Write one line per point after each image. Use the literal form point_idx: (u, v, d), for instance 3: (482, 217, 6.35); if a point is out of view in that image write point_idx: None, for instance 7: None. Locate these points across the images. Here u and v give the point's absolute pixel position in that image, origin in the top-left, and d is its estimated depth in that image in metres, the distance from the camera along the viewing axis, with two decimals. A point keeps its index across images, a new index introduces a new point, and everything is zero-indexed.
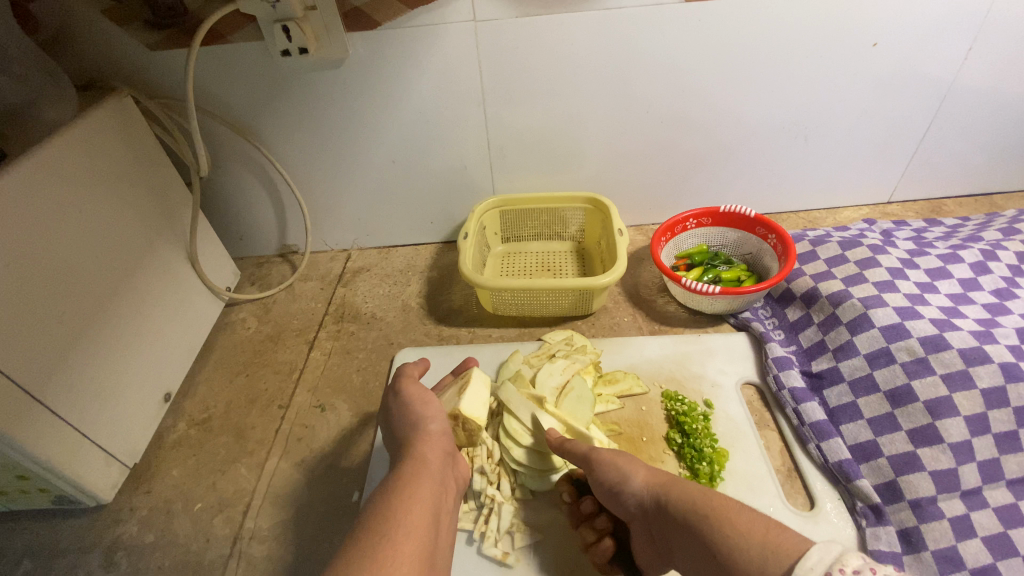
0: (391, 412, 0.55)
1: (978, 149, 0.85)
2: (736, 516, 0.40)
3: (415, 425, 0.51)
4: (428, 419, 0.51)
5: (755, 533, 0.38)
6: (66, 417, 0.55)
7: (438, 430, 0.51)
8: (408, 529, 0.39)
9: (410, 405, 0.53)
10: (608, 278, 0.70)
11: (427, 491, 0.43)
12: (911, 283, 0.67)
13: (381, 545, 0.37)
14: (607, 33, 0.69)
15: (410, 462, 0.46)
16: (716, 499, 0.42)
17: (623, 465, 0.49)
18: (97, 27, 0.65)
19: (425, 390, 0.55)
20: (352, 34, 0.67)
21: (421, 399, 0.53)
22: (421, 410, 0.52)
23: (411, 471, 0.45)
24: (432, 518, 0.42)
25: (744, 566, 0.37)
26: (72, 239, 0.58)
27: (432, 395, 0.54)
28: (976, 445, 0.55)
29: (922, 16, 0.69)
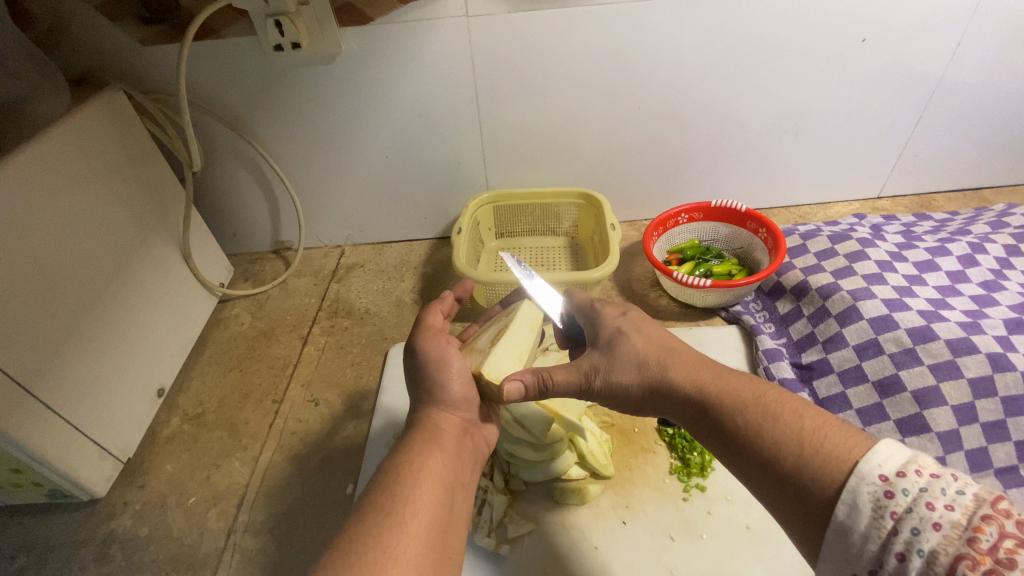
0: (410, 369, 0.52)
1: (967, 144, 0.86)
2: (775, 423, 0.35)
3: (434, 392, 0.49)
4: (449, 384, 0.49)
5: (797, 444, 0.34)
6: (61, 411, 0.55)
7: (460, 395, 0.49)
8: (415, 507, 0.39)
9: (428, 366, 0.50)
10: (601, 271, 0.70)
11: (438, 467, 0.42)
12: (899, 275, 0.68)
13: (386, 524, 0.37)
14: (599, 29, 0.70)
15: (423, 435, 0.45)
16: (747, 404, 0.37)
17: (629, 375, 0.44)
18: (90, 22, 0.65)
19: (446, 347, 0.51)
20: (345, 29, 0.67)
21: (439, 358, 0.50)
22: (440, 374, 0.49)
23: (423, 445, 0.44)
24: (445, 492, 0.41)
25: (788, 468, 0.33)
26: (66, 234, 0.58)
27: (454, 353, 0.51)
28: (964, 434, 0.56)
29: (910, 12, 0.70)
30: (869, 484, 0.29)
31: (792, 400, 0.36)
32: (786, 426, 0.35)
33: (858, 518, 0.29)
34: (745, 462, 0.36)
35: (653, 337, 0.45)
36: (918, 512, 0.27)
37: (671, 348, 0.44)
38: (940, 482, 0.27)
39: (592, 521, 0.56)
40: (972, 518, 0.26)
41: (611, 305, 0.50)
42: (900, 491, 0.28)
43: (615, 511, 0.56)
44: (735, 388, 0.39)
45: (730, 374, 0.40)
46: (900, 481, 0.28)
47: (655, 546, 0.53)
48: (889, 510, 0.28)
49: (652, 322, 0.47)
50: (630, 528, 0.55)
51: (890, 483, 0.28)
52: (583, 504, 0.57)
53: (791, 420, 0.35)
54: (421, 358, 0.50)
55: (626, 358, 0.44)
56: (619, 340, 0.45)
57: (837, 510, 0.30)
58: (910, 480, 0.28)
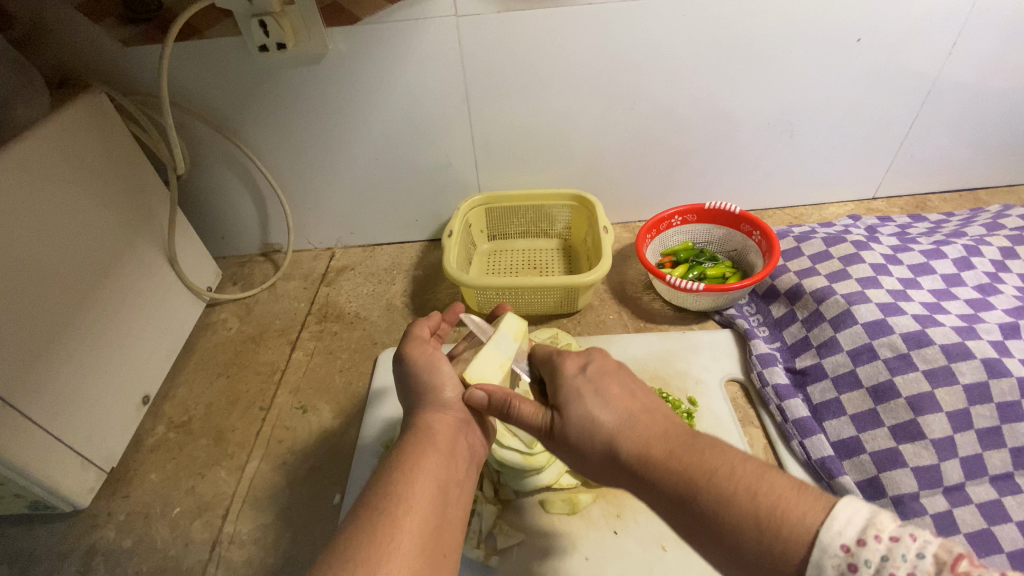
0: (402, 378, 0.51)
1: (963, 144, 0.85)
2: (731, 505, 0.33)
3: (426, 394, 0.48)
4: (442, 386, 0.48)
5: (756, 528, 0.32)
6: (41, 422, 0.54)
7: (453, 398, 0.48)
8: (409, 507, 0.38)
9: (419, 372, 0.49)
10: (593, 276, 0.69)
11: (431, 467, 0.42)
12: (894, 279, 0.67)
13: (379, 525, 0.37)
14: (591, 29, 0.69)
15: (417, 435, 0.45)
16: (702, 482, 0.35)
17: (585, 440, 0.41)
18: (69, 23, 0.63)
19: (432, 353, 0.50)
20: (332, 29, 0.66)
21: (428, 364, 0.49)
22: (432, 378, 0.48)
23: (416, 446, 0.43)
24: (438, 493, 0.40)
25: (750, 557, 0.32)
26: (45, 240, 0.56)
27: (442, 358, 0.50)
28: (959, 441, 0.55)
29: (906, 12, 0.69)
30: (832, 556, 0.28)
31: (748, 474, 0.34)
32: (742, 509, 0.33)
33: None
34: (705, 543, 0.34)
35: (610, 398, 0.41)
36: None
37: (628, 411, 0.41)
38: (900, 546, 0.27)
39: (582, 530, 0.55)
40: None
41: (572, 356, 0.46)
42: (862, 563, 0.27)
43: (606, 520, 0.56)
44: (690, 461, 0.36)
45: (688, 445, 0.37)
46: (862, 550, 0.28)
47: (646, 558, 0.53)
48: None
49: (612, 376, 0.43)
50: (621, 538, 0.54)
51: (852, 553, 0.28)
52: (574, 513, 0.56)
53: (747, 497, 0.33)
54: (410, 365, 0.50)
55: (580, 423, 0.41)
56: (574, 404, 0.42)
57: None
58: (871, 549, 0.27)
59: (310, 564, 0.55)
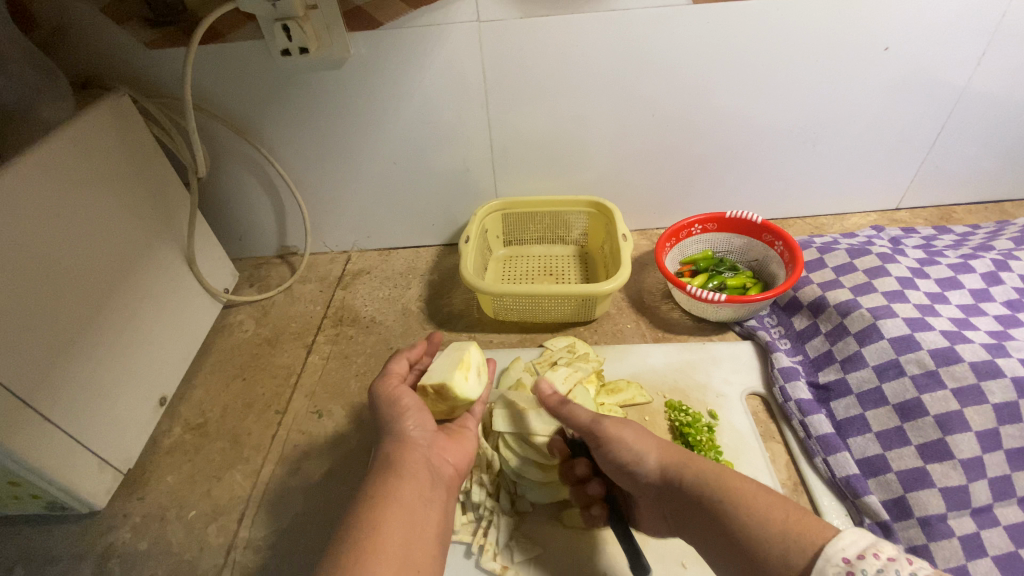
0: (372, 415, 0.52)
1: (989, 155, 0.84)
2: (758, 503, 0.41)
3: (390, 424, 0.49)
4: (402, 416, 0.49)
5: (778, 523, 0.39)
6: (59, 424, 0.54)
7: (415, 423, 0.49)
8: (373, 535, 0.39)
9: (382, 405, 0.51)
10: (612, 285, 0.68)
11: (394, 493, 0.43)
12: (921, 293, 0.66)
13: (344, 558, 0.38)
14: (613, 34, 0.68)
15: (383, 464, 0.46)
16: (734, 481, 0.43)
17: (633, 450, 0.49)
18: (95, 25, 0.64)
19: (396, 388, 0.51)
20: (354, 34, 0.65)
21: (392, 398, 0.51)
22: (393, 410, 0.50)
23: (379, 477, 0.44)
24: (404, 519, 0.41)
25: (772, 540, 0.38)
26: (67, 241, 0.57)
27: (405, 390, 0.51)
28: (987, 462, 0.54)
29: (935, 19, 0.67)
30: (835, 565, 0.35)
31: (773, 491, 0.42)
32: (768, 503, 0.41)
33: None
34: (733, 547, 0.41)
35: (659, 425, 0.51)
36: None
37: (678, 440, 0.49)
38: (896, 565, 0.34)
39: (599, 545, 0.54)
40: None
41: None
42: (860, 572, 0.34)
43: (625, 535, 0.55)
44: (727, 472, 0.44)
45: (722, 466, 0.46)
46: (860, 563, 0.34)
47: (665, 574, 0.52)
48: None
49: None
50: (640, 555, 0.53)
51: (852, 565, 0.34)
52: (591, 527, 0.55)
53: (773, 500, 0.41)
54: (376, 401, 0.51)
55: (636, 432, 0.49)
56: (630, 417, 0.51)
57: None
58: (869, 562, 0.34)
59: None
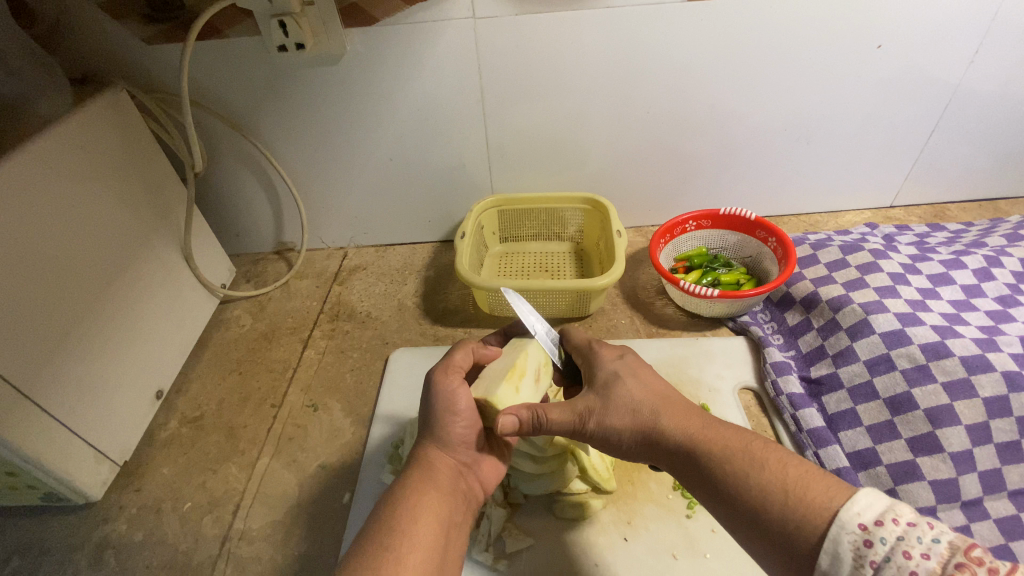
0: (422, 405, 0.50)
1: (983, 153, 0.84)
2: (760, 472, 0.36)
3: (436, 428, 0.48)
4: (452, 422, 0.47)
5: (782, 493, 0.35)
6: (56, 415, 0.55)
7: (465, 435, 0.48)
8: (413, 543, 0.39)
9: (437, 403, 0.48)
10: (607, 279, 0.69)
11: (434, 505, 0.43)
12: (912, 288, 0.66)
13: (384, 561, 0.37)
14: (608, 31, 0.68)
15: (421, 472, 0.45)
16: (733, 451, 0.38)
17: (621, 424, 0.43)
18: (94, 21, 0.64)
19: (457, 384, 0.48)
20: (351, 30, 0.66)
21: (449, 400, 0.48)
22: (446, 414, 0.47)
23: (418, 485, 0.44)
24: (440, 533, 0.41)
25: (777, 518, 0.34)
26: (65, 234, 0.57)
27: (464, 391, 0.48)
28: (978, 455, 0.54)
29: (928, 18, 0.68)
30: (850, 533, 0.31)
31: (775, 450, 0.38)
32: (771, 476, 0.36)
33: (840, 566, 0.31)
34: (733, 517, 0.37)
35: (648, 383, 0.45)
36: (896, 561, 0.29)
37: (666, 396, 0.44)
38: (916, 531, 0.29)
39: (591, 537, 0.55)
40: (947, 567, 0.27)
41: (610, 348, 0.49)
42: (878, 540, 0.30)
43: (616, 527, 0.55)
44: (725, 437, 0.39)
45: (721, 427, 0.41)
46: (878, 529, 0.30)
47: (657, 565, 0.52)
48: (868, 560, 0.29)
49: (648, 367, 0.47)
50: (632, 546, 0.54)
51: (869, 532, 0.30)
52: (584, 519, 0.56)
53: (775, 467, 0.36)
54: (434, 395, 0.48)
55: (622, 402, 0.44)
56: (616, 383, 0.45)
57: (821, 559, 0.32)
58: (887, 530, 0.30)
59: (319, 563, 0.55)
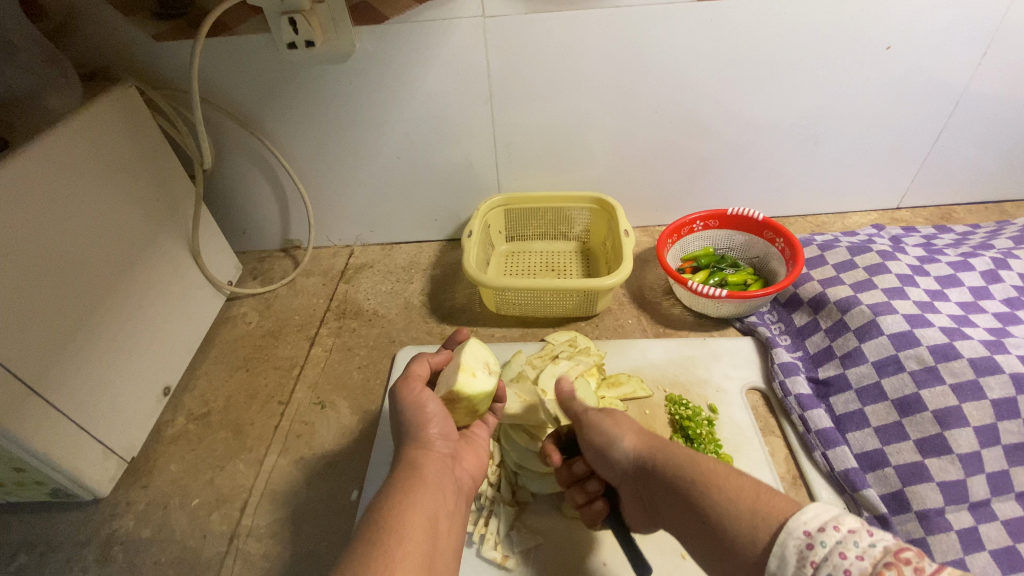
0: (393, 414, 0.50)
1: (990, 156, 0.84)
2: (722, 494, 0.40)
3: (412, 430, 0.48)
4: (426, 424, 0.47)
5: (749, 495, 0.39)
6: (65, 411, 0.55)
7: (444, 431, 0.48)
8: (405, 543, 0.39)
9: (408, 408, 0.48)
10: (614, 279, 0.69)
11: (423, 501, 0.43)
12: (921, 290, 0.66)
13: (378, 561, 0.37)
14: (616, 31, 0.68)
15: (405, 472, 0.45)
16: (698, 471, 0.43)
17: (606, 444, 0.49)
18: (103, 18, 0.64)
19: (421, 393, 0.48)
20: (360, 28, 0.66)
21: (419, 404, 0.48)
22: (420, 417, 0.47)
23: (405, 483, 0.44)
24: (432, 526, 0.42)
25: (740, 531, 0.38)
26: (73, 229, 0.57)
27: (431, 396, 0.49)
28: (986, 456, 0.54)
29: (937, 20, 0.68)
30: (796, 537, 0.35)
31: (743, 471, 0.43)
32: (732, 494, 0.40)
33: (785, 567, 0.35)
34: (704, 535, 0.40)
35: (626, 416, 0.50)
36: (832, 561, 0.34)
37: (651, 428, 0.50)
38: (855, 537, 0.34)
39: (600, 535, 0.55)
40: (877, 565, 0.32)
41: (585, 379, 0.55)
42: (819, 543, 0.35)
43: None
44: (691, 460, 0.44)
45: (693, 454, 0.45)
46: (820, 534, 0.35)
47: (665, 565, 0.52)
48: (810, 559, 0.34)
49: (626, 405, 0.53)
50: (640, 545, 0.54)
51: (812, 536, 0.35)
52: None
53: (739, 487, 0.40)
54: (401, 402, 0.48)
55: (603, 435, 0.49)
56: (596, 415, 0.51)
57: (769, 560, 0.36)
58: (829, 534, 0.35)
59: (326, 560, 0.56)
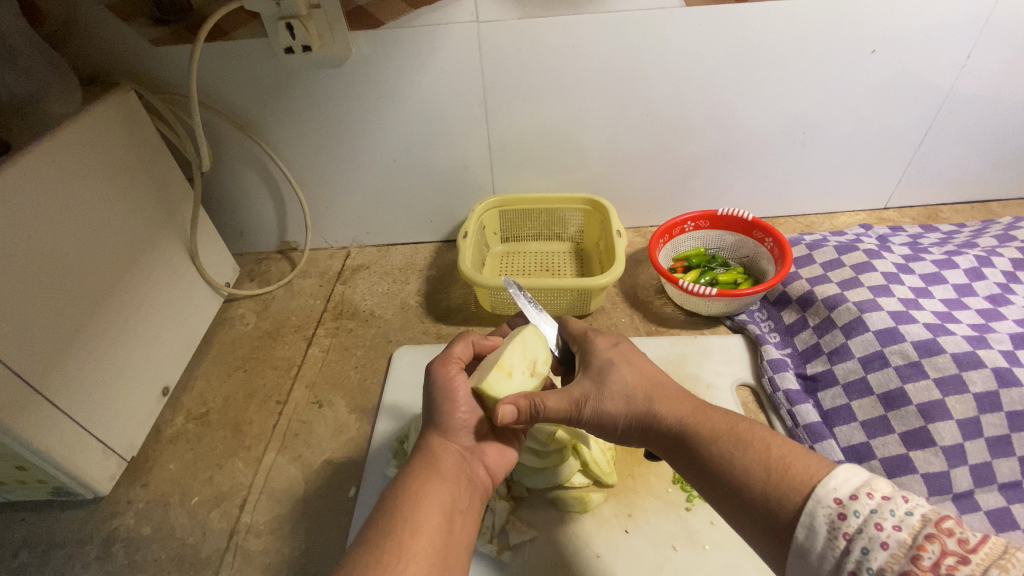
0: (424, 398, 0.51)
1: (975, 156, 0.86)
2: (743, 453, 0.38)
3: (437, 418, 0.49)
4: (451, 410, 0.49)
5: (764, 471, 0.36)
6: (66, 410, 0.56)
7: (465, 421, 0.49)
8: (417, 529, 0.40)
9: (436, 392, 0.50)
10: (607, 278, 0.70)
11: (439, 491, 0.43)
12: (906, 287, 0.68)
13: (389, 545, 0.38)
14: (609, 35, 0.70)
15: (425, 461, 0.46)
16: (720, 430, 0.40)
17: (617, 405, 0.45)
18: (103, 23, 0.65)
19: (452, 374, 0.50)
20: (356, 33, 0.67)
21: (446, 388, 0.49)
22: (445, 403, 0.49)
23: (423, 472, 0.45)
24: (445, 518, 0.42)
25: (760, 491, 0.36)
26: (73, 231, 0.58)
27: (461, 381, 0.50)
28: (968, 449, 0.56)
29: (920, 25, 0.70)
30: (825, 507, 0.32)
31: (762, 430, 0.39)
32: (755, 455, 0.37)
33: (814, 539, 0.32)
34: (715, 489, 0.39)
35: (641, 369, 0.47)
36: (868, 533, 0.29)
37: (658, 381, 0.46)
38: (891, 504, 0.30)
39: (593, 528, 0.56)
40: (917, 537, 0.28)
41: (603, 337, 0.51)
42: (851, 513, 0.31)
43: (617, 519, 0.56)
44: (711, 418, 0.41)
45: (711, 410, 0.42)
46: (852, 503, 0.31)
47: (657, 557, 0.53)
48: (842, 531, 0.30)
49: (640, 355, 0.49)
50: (632, 538, 0.55)
51: (843, 505, 0.31)
52: (586, 512, 0.57)
53: (761, 448, 0.38)
54: (432, 387, 0.50)
55: (616, 388, 0.45)
56: (610, 369, 0.47)
57: (796, 531, 0.33)
58: (862, 503, 0.31)
59: (325, 555, 0.56)
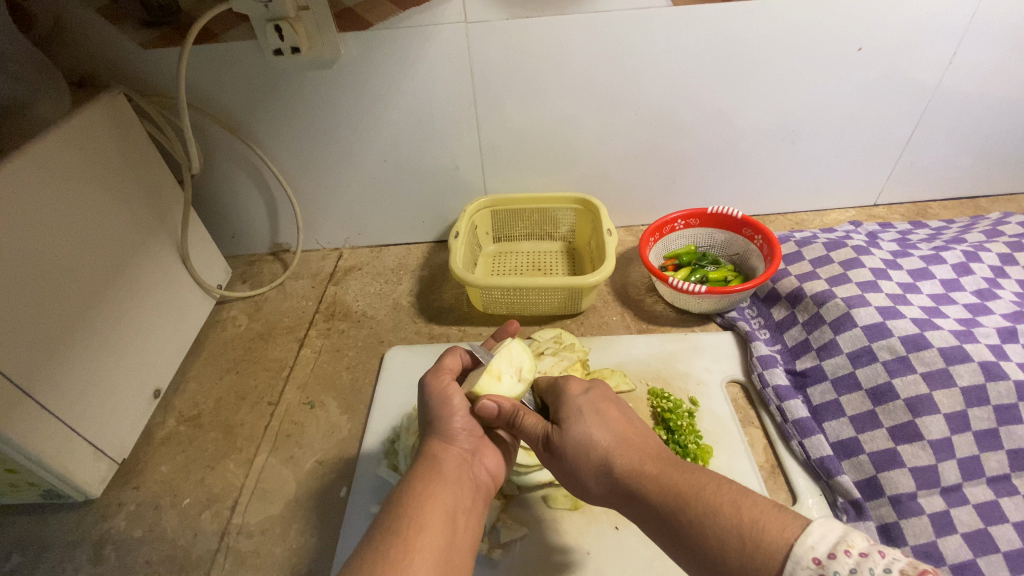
0: (421, 409, 0.53)
1: (963, 152, 0.86)
2: (713, 518, 0.36)
3: (436, 424, 0.49)
4: (449, 417, 0.49)
5: (738, 537, 0.35)
6: (56, 414, 0.55)
7: (464, 425, 0.49)
8: (420, 529, 0.40)
9: (433, 402, 0.50)
10: (597, 277, 0.70)
11: (441, 493, 0.43)
12: (894, 283, 0.68)
13: (392, 545, 0.38)
14: (597, 35, 0.70)
15: (426, 464, 0.46)
16: (690, 493, 0.38)
17: (585, 461, 0.44)
18: (91, 26, 0.65)
19: (447, 385, 0.51)
20: (346, 35, 0.67)
21: (443, 397, 0.50)
22: (444, 410, 0.49)
23: (425, 475, 0.45)
24: (448, 520, 0.42)
25: (734, 560, 0.34)
26: (62, 233, 0.58)
27: (455, 390, 0.51)
28: (956, 442, 0.56)
29: (906, 22, 0.70)
30: (804, 568, 0.31)
31: (731, 491, 0.38)
32: (726, 521, 0.36)
33: None
34: (691, 557, 0.37)
35: (609, 421, 0.46)
36: None
37: (625, 436, 0.44)
38: (867, 561, 0.29)
39: (582, 525, 0.56)
40: None
41: (576, 381, 0.51)
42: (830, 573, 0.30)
43: (607, 516, 0.56)
44: (681, 478, 0.40)
45: (681, 468, 0.41)
46: (830, 562, 0.30)
47: (646, 553, 0.54)
48: None
49: (610, 404, 0.48)
50: (623, 534, 0.55)
51: (822, 565, 0.31)
52: (577, 509, 0.57)
53: (731, 512, 0.36)
54: (428, 398, 0.51)
55: (583, 443, 0.44)
56: (577, 419, 0.46)
57: None
58: (839, 562, 0.30)
59: (316, 556, 0.56)
